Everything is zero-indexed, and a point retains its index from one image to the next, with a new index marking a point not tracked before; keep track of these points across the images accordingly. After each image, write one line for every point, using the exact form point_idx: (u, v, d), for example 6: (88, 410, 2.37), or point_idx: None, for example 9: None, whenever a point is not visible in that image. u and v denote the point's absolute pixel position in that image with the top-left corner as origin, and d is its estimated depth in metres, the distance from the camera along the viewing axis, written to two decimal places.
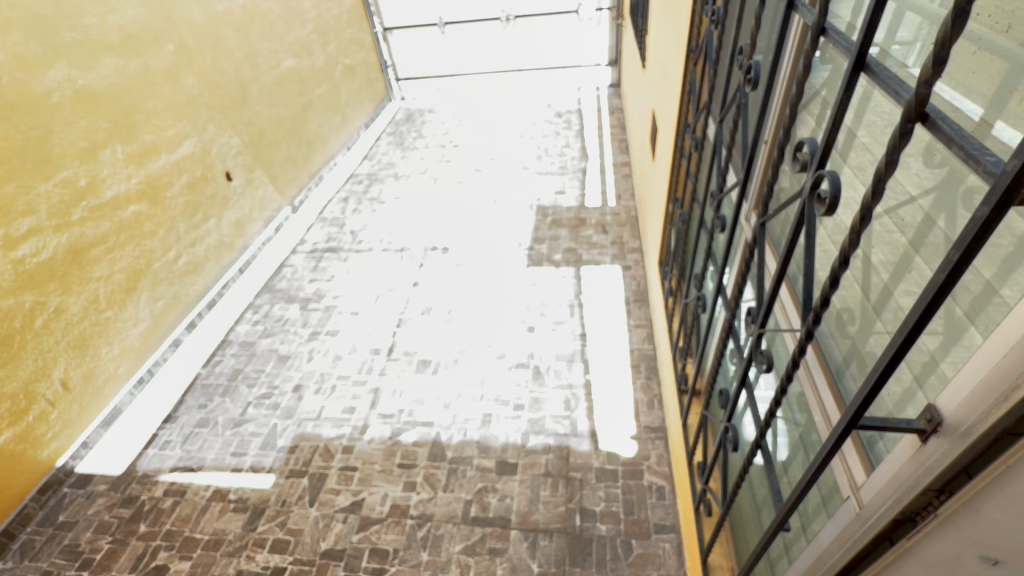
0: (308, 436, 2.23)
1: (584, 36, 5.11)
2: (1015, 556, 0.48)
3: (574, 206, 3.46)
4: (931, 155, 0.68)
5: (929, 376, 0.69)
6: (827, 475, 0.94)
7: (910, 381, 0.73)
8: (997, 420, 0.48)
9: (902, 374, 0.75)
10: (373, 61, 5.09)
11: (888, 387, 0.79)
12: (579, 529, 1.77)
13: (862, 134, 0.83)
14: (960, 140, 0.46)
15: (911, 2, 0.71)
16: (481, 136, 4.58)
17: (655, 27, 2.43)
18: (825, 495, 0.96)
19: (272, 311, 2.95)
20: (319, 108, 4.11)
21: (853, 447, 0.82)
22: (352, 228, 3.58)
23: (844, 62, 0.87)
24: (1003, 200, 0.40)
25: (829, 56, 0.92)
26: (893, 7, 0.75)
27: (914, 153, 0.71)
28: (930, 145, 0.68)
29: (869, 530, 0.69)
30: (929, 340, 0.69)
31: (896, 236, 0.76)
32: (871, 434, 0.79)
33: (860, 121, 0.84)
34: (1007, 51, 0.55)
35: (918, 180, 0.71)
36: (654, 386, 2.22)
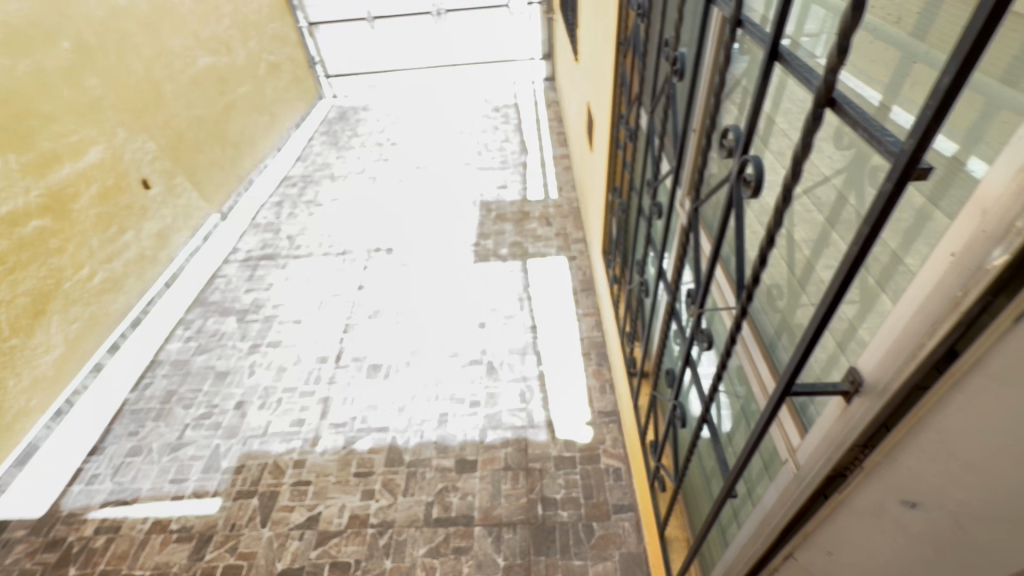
0: (254, 454, 2.12)
1: (515, 30, 5.13)
2: (928, 497, 0.54)
3: (517, 200, 3.47)
4: (840, 137, 0.73)
5: (850, 341, 0.75)
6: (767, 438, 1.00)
7: (834, 347, 0.79)
8: (909, 377, 0.54)
9: (826, 340, 0.81)
10: (300, 58, 4.86)
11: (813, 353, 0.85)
12: (542, 518, 1.80)
13: (780, 120, 0.89)
14: (863, 122, 0.50)
15: None
16: (419, 133, 4.50)
17: (585, 22, 2.48)
18: (766, 459, 1.02)
19: (206, 326, 2.78)
20: (243, 108, 3.88)
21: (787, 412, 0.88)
22: (288, 233, 3.43)
23: (759, 52, 0.93)
24: (901, 179, 0.44)
25: (746, 48, 0.97)
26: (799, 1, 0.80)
27: (825, 137, 0.77)
28: (839, 129, 0.73)
29: (806, 488, 0.74)
30: (847, 308, 0.75)
31: (815, 214, 0.82)
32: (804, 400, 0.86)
33: (778, 108, 0.89)
34: (897, 41, 0.60)
35: (830, 162, 0.76)
36: (605, 371, 2.27)
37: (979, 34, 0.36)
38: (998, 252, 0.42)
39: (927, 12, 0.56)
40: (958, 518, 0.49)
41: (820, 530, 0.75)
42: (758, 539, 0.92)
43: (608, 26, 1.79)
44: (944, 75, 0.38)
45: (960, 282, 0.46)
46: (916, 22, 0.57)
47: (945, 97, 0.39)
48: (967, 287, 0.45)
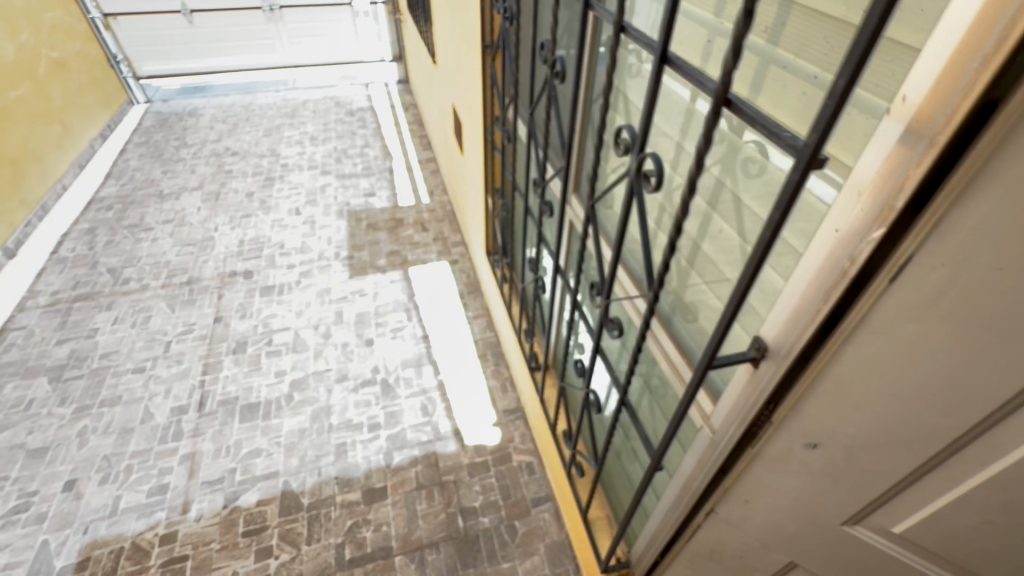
0: (103, 541, 1.73)
1: (362, 31, 4.90)
2: (828, 438, 0.65)
3: (388, 207, 3.33)
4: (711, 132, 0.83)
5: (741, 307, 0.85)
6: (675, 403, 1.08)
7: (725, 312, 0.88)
8: (806, 342, 0.62)
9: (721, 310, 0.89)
10: (95, 55, 4.05)
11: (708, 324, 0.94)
12: (464, 530, 1.76)
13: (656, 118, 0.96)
14: (760, 120, 0.56)
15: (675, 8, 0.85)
16: (264, 141, 4.06)
17: (441, 24, 2.45)
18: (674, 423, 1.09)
19: (3, 394, 2.18)
20: (21, 117, 3.11)
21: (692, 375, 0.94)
22: (109, 266, 2.85)
23: (630, 56, 0.99)
24: (807, 167, 0.50)
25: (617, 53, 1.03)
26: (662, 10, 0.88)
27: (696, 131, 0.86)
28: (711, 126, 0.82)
29: (723, 449, 0.82)
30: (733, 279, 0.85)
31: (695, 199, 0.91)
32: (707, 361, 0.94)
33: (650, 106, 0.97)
34: (757, 47, 0.69)
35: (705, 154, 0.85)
36: (503, 370, 2.30)
37: (866, 45, 0.42)
38: (876, 227, 0.50)
39: (778, 24, 0.65)
40: (850, 449, 0.64)
41: (736, 486, 0.85)
42: (682, 501, 1.00)
43: (469, 28, 1.78)
44: (839, 78, 0.44)
45: (847, 252, 0.54)
46: (769, 32, 0.66)
47: (840, 96, 0.45)
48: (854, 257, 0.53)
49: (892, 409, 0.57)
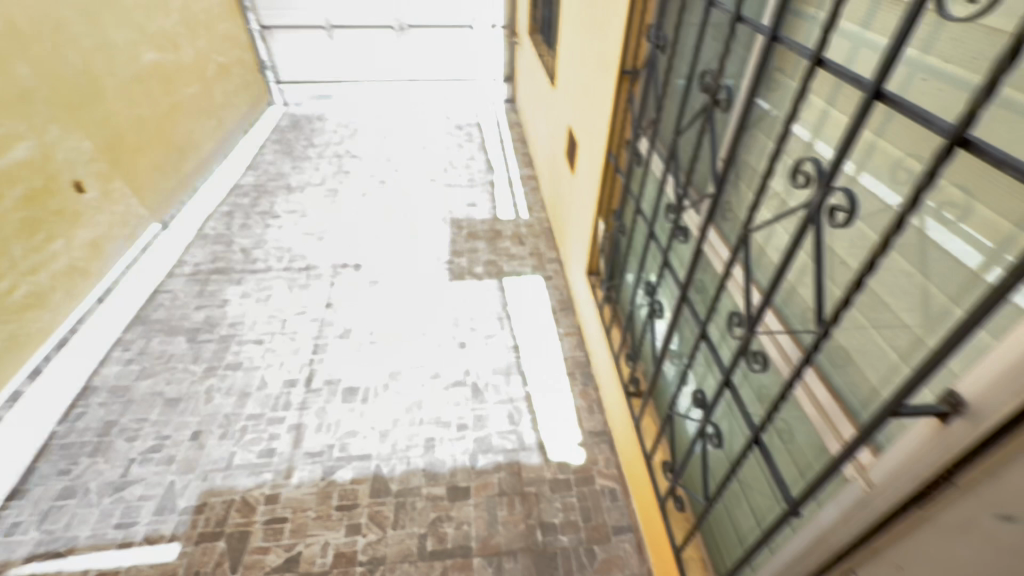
0: (217, 490, 1.91)
1: (478, 51, 5.18)
2: None
3: (488, 218, 3.46)
4: (898, 171, 0.76)
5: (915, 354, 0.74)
6: (803, 447, 1.00)
7: (896, 358, 0.78)
8: (1019, 402, 0.56)
9: (886, 352, 0.80)
10: (250, 61, 4.60)
11: (862, 366, 0.85)
12: (543, 545, 1.75)
13: (820, 146, 0.90)
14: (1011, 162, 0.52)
15: (864, 40, 0.80)
16: (380, 146, 4.38)
17: (568, 49, 2.54)
18: (800, 468, 1.01)
19: (150, 347, 2.50)
20: (189, 110, 3.58)
21: (844, 420, 0.86)
22: (242, 246, 3.19)
23: (792, 81, 0.95)
24: None
25: (775, 79, 1.00)
26: (847, 43, 0.84)
27: (880, 166, 0.79)
28: (898, 162, 0.75)
29: (881, 506, 0.77)
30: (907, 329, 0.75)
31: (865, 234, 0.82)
32: (859, 405, 0.85)
33: (817, 135, 0.91)
34: (962, 80, 0.65)
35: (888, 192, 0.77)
36: (591, 391, 2.28)
37: None
38: None
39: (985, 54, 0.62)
40: None
41: (892, 547, 0.78)
42: (813, 553, 0.94)
43: (606, 53, 1.83)
44: None
45: None
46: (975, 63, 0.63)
47: None
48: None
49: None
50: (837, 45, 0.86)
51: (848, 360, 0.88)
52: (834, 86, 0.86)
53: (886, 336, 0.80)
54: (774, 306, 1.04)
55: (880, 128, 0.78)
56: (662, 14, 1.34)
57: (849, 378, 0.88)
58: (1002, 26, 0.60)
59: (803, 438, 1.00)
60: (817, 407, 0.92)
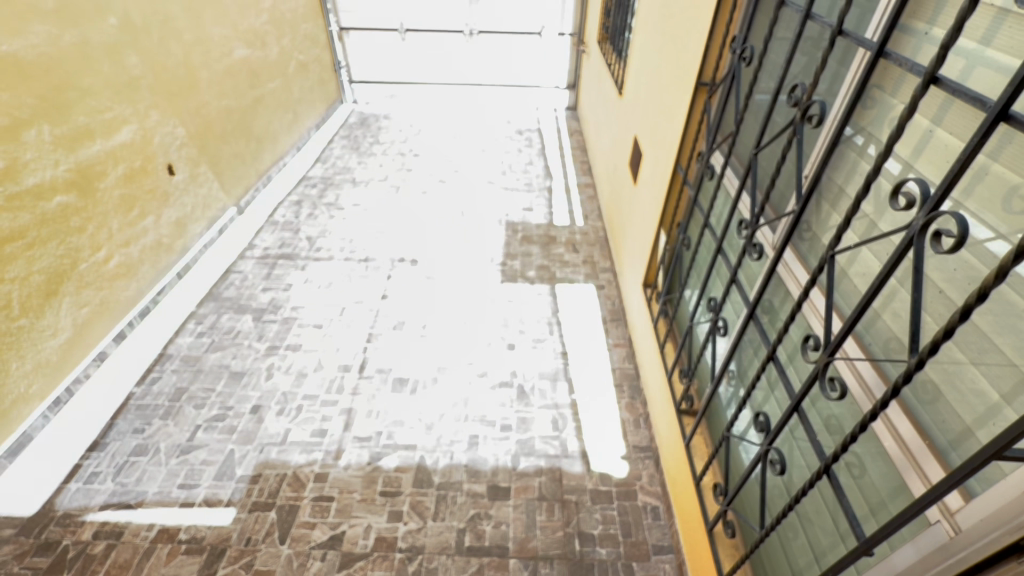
0: (272, 463, 2.01)
1: (544, 58, 5.22)
2: None
3: (543, 223, 3.47)
4: (1013, 200, 0.71)
5: (1021, 394, 0.69)
6: (877, 483, 0.95)
7: (998, 398, 0.73)
8: None
9: (984, 392, 0.75)
10: (327, 60, 4.84)
11: (954, 404, 0.80)
12: (580, 554, 1.74)
13: (920, 170, 0.86)
14: None
15: (983, 58, 0.76)
16: (442, 147, 4.49)
17: (639, 59, 2.52)
18: (872, 506, 0.95)
19: (219, 322, 2.67)
20: (270, 103, 3.80)
21: (931, 459, 0.81)
22: (308, 234, 3.35)
23: (893, 100, 0.91)
24: None
25: (873, 97, 0.96)
26: (964, 59, 0.79)
27: (992, 193, 0.74)
28: (1014, 190, 0.71)
29: (969, 556, 0.70)
30: (1009, 370, 0.71)
31: (971, 263, 0.77)
32: (948, 445, 0.80)
33: (917, 156, 0.87)
34: None
35: (1000, 222, 0.72)
36: (638, 406, 2.24)
37: None
38: None
39: None
40: None
41: None
42: None
43: (683, 64, 1.81)
44: None
45: None
46: None
47: None
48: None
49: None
50: (950, 63, 0.81)
51: (938, 396, 0.83)
52: (942, 106, 0.82)
53: (985, 375, 0.75)
54: (854, 332, 1.00)
55: (996, 152, 0.73)
56: (749, 26, 1.31)
57: (937, 416, 0.83)
58: None
59: (878, 474, 0.94)
60: (899, 441, 0.88)
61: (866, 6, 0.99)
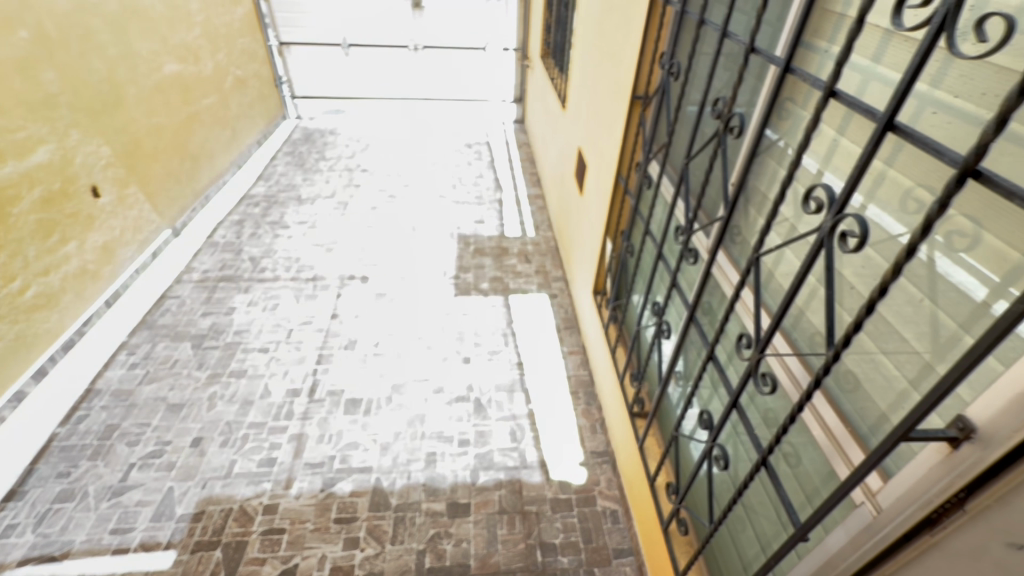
0: (216, 498, 1.89)
1: (489, 71, 5.29)
2: None
3: (495, 235, 3.49)
4: (907, 202, 0.78)
5: (926, 379, 0.75)
6: (811, 472, 1.00)
7: (906, 384, 0.79)
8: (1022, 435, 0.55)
9: (895, 379, 0.81)
10: (267, 75, 4.71)
11: (871, 392, 0.86)
12: (542, 565, 1.73)
13: (830, 175, 0.93)
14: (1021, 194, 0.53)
15: (876, 72, 0.83)
16: (390, 161, 4.45)
17: (579, 73, 2.60)
18: (808, 493, 1.01)
19: (155, 351, 2.51)
20: (206, 120, 3.65)
21: (853, 444, 0.87)
22: (251, 255, 3.23)
23: (803, 111, 0.98)
24: None
25: (787, 109, 1.03)
26: (860, 73, 0.86)
27: (891, 195, 0.81)
28: (908, 192, 0.77)
29: (890, 534, 0.75)
30: (913, 358, 0.77)
31: (877, 260, 0.83)
32: (868, 430, 0.86)
33: (827, 163, 0.94)
34: (974, 116, 0.66)
35: (899, 221, 0.79)
36: (594, 411, 2.27)
37: None
38: None
39: (993, 95, 0.64)
40: None
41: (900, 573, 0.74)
42: None
43: (619, 77, 1.88)
44: None
45: None
46: (985, 101, 0.65)
47: None
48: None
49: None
50: (848, 78, 0.89)
51: (857, 385, 0.88)
52: (844, 117, 0.89)
53: (895, 363, 0.81)
54: (783, 329, 1.05)
55: (890, 159, 0.80)
56: (675, 43, 1.38)
57: (858, 403, 0.88)
58: (1009, 65, 0.62)
59: (812, 464, 1.00)
60: (826, 430, 0.93)
61: (775, 25, 1.06)
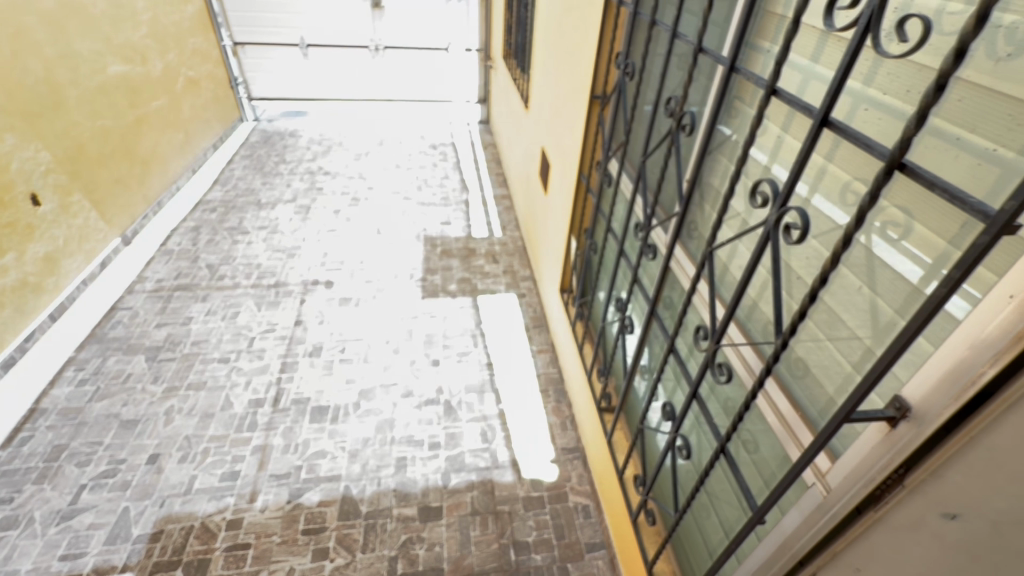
0: (175, 517, 1.82)
1: (453, 72, 5.27)
2: (968, 508, 0.55)
3: (462, 236, 3.48)
4: (845, 194, 0.82)
5: (867, 362, 0.79)
6: (768, 457, 1.03)
7: (849, 368, 0.82)
8: (954, 410, 0.58)
9: (840, 364, 0.84)
10: (221, 77, 4.55)
11: (819, 378, 0.89)
12: (516, 564, 1.74)
13: (775, 170, 0.97)
14: (943, 185, 0.57)
15: (814, 71, 0.87)
16: (354, 163, 4.37)
17: (540, 73, 2.62)
18: (765, 477, 1.04)
19: (105, 366, 2.39)
20: (156, 123, 3.50)
21: (804, 427, 0.91)
22: (208, 262, 3.11)
23: (750, 109, 1.02)
24: (995, 236, 0.51)
25: (735, 107, 1.06)
26: (800, 72, 0.90)
27: (830, 188, 0.84)
28: (846, 185, 0.81)
29: (840, 511, 0.78)
30: (856, 343, 0.81)
31: (820, 251, 0.87)
32: (817, 414, 0.89)
33: (772, 159, 0.97)
34: (901, 111, 0.70)
35: (838, 213, 0.83)
36: (564, 408, 2.29)
37: None
38: None
39: (919, 91, 0.67)
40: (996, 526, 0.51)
41: (848, 549, 0.77)
42: (777, 561, 0.95)
43: (578, 77, 1.90)
44: None
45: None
46: (910, 97, 0.69)
47: None
48: (988, 326, 0.55)
49: (990, 510, 0.51)
50: (789, 77, 0.92)
51: (806, 371, 0.92)
52: (787, 115, 0.93)
53: (839, 348, 0.84)
54: (737, 320, 1.09)
55: (830, 154, 0.84)
56: (630, 43, 1.41)
57: (807, 389, 0.92)
58: (930, 64, 0.66)
59: (768, 449, 1.03)
60: (779, 415, 0.97)
61: (722, 26, 1.10)
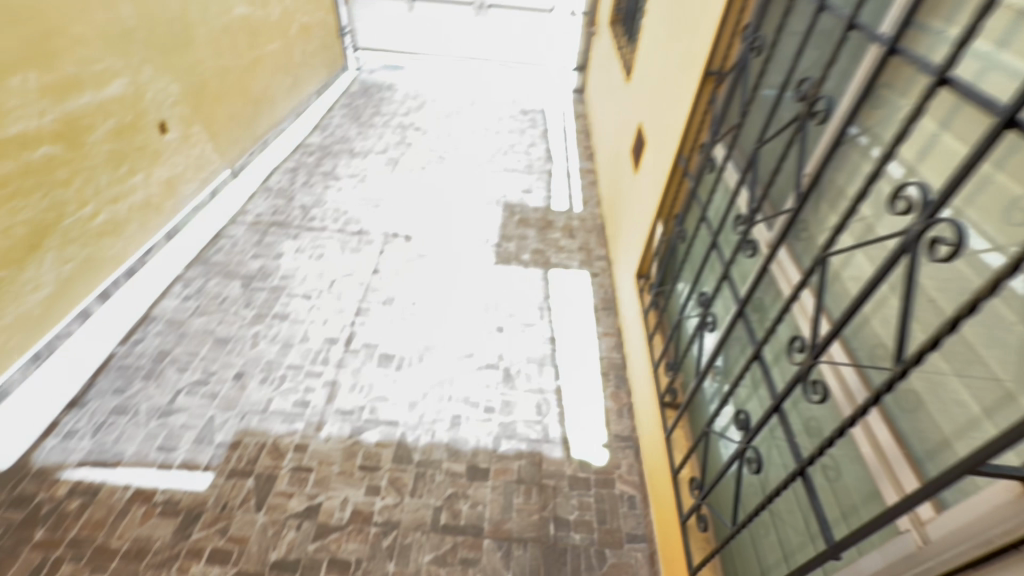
0: (252, 431, 2.00)
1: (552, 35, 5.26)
2: None
3: (541, 207, 3.43)
4: (1013, 212, 0.69)
5: (1003, 408, 0.68)
6: (851, 487, 0.95)
7: (978, 411, 0.72)
8: None
9: (966, 405, 0.74)
10: (331, 24, 4.70)
11: (933, 415, 0.79)
12: (554, 538, 1.75)
13: (921, 175, 0.84)
14: None
15: (1000, 60, 0.73)
16: (444, 122, 4.41)
17: (649, 42, 2.46)
18: (844, 509, 0.95)
19: (207, 287, 2.63)
20: (269, 65, 3.70)
21: (905, 466, 0.81)
22: (301, 203, 3.29)
23: (903, 100, 0.88)
24: None
25: (883, 96, 0.93)
26: (979, 61, 0.76)
27: (993, 203, 0.72)
28: (1017, 201, 0.69)
29: (938, 565, 0.70)
30: (993, 385, 0.70)
31: (966, 274, 0.75)
32: (925, 454, 0.79)
33: (921, 160, 0.85)
34: None
35: (998, 234, 0.71)
36: (623, 395, 2.24)
37: None
38: None
39: None
40: None
41: None
42: None
43: (694, 48, 1.74)
44: None
45: None
46: None
47: None
48: None
49: None
50: (963, 65, 0.79)
51: (919, 405, 0.82)
52: (952, 110, 0.80)
53: (968, 388, 0.74)
54: (842, 337, 0.99)
55: (1003, 161, 0.72)
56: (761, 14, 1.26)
57: (916, 425, 0.82)
58: None
59: (853, 478, 0.94)
60: (875, 446, 0.88)
61: (882, 0, 0.95)
